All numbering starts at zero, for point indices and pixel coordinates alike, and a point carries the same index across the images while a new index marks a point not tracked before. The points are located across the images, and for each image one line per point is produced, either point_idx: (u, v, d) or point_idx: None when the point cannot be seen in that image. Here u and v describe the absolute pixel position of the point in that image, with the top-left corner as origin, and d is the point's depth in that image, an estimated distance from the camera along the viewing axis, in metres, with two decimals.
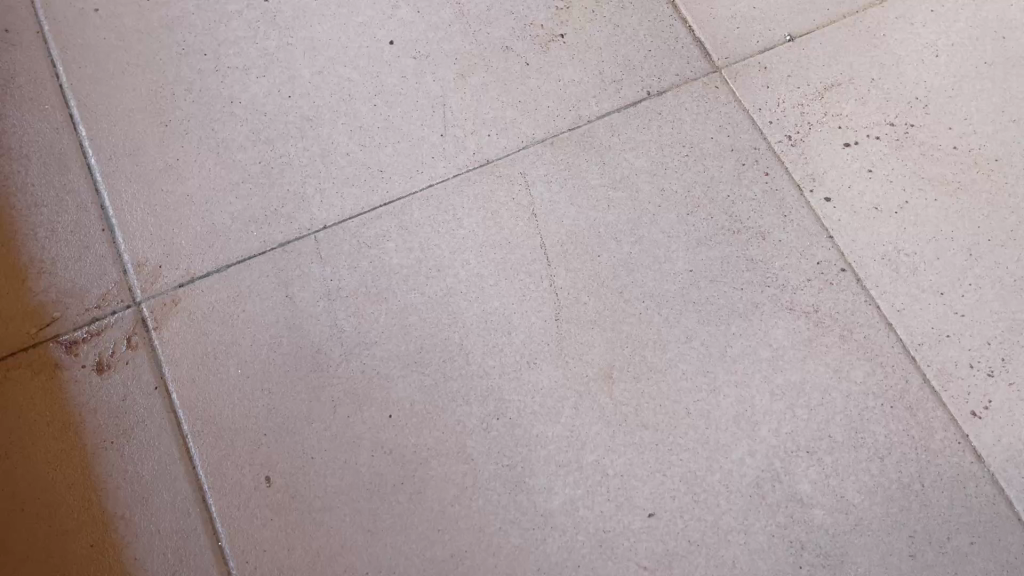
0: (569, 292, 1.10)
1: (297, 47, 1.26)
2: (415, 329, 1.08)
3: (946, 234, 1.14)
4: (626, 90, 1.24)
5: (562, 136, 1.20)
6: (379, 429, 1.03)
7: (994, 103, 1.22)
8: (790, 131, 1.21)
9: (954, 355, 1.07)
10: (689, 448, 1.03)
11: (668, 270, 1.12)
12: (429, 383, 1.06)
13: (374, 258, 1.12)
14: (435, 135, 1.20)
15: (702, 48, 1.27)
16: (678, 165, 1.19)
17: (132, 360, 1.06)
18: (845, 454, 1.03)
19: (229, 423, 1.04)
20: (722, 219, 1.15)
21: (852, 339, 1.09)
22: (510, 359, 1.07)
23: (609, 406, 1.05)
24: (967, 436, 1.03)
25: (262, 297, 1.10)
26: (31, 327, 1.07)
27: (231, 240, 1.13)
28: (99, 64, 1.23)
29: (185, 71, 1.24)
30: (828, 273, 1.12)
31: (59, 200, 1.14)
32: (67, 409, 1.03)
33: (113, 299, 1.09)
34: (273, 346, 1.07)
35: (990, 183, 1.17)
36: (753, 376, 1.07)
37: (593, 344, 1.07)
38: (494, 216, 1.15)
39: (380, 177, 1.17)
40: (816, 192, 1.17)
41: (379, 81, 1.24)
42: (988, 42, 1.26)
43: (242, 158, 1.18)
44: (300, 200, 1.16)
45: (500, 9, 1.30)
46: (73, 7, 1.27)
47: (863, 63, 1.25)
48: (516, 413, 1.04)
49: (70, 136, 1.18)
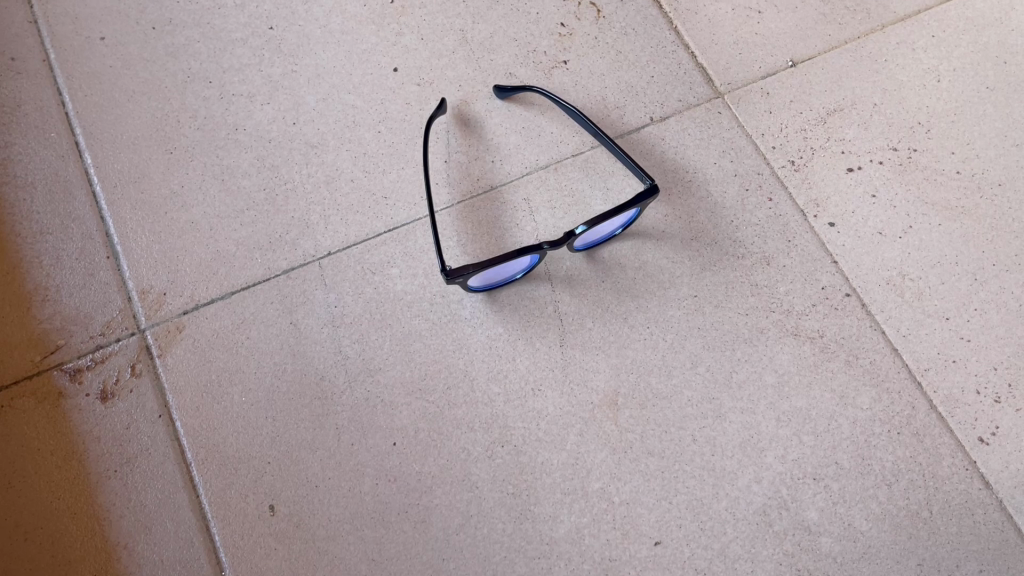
0: (573, 318, 1.10)
1: (302, 74, 1.27)
2: (420, 355, 1.08)
3: (951, 258, 1.14)
4: (629, 116, 1.24)
5: (566, 162, 1.21)
6: (383, 457, 1.03)
7: (997, 128, 1.22)
8: (792, 156, 1.21)
9: (961, 381, 1.07)
10: (695, 474, 1.02)
11: (673, 295, 1.12)
12: (433, 411, 1.05)
13: (379, 284, 1.12)
14: (439, 161, 1.20)
15: (704, 74, 1.28)
16: (681, 190, 1.19)
17: (136, 388, 1.06)
18: (853, 481, 1.02)
19: (232, 451, 1.03)
20: (727, 244, 1.15)
21: (858, 365, 1.08)
22: (515, 386, 1.07)
23: (614, 433, 1.04)
24: (975, 462, 1.03)
25: (266, 323, 1.10)
26: (36, 355, 1.07)
27: (236, 267, 1.13)
28: (105, 92, 1.24)
29: (190, 99, 1.24)
30: (833, 298, 1.12)
31: (65, 228, 1.15)
32: (70, 437, 1.03)
33: (118, 326, 1.09)
34: (277, 373, 1.07)
35: (994, 207, 1.17)
36: (759, 402, 1.06)
37: (598, 370, 1.07)
38: (497, 242, 1.15)
39: (384, 204, 1.17)
40: (820, 217, 1.17)
41: (383, 108, 1.24)
42: (990, 67, 1.27)
43: (247, 184, 1.18)
44: (305, 226, 1.16)
45: (503, 35, 1.30)
46: (78, 35, 1.28)
47: (865, 88, 1.26)
48: (521, 440, 1.04)
49: (76, 164, 1.19)
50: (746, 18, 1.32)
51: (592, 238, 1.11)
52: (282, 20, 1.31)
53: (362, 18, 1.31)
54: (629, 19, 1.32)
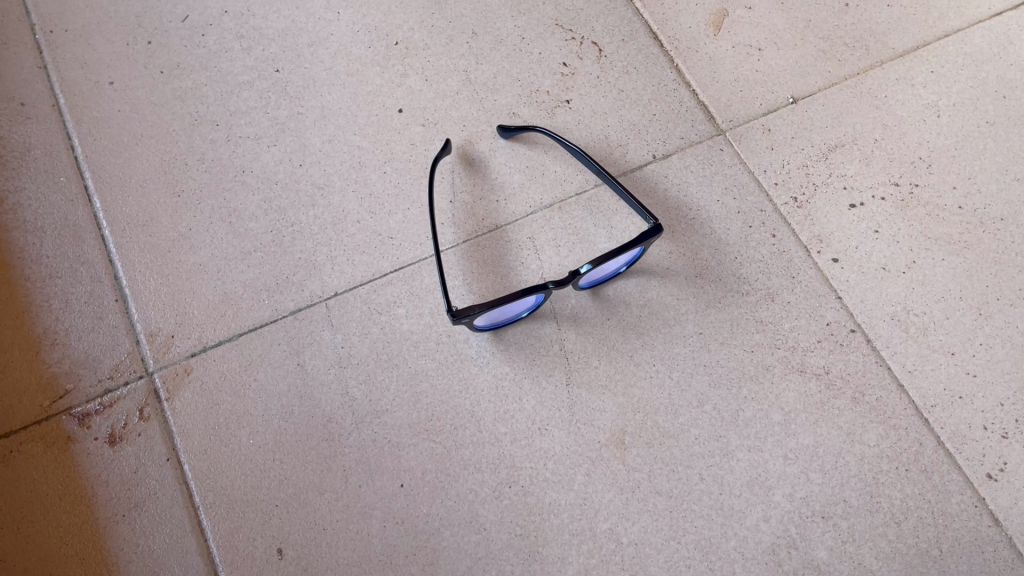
0: (579, 356, 1.10)
1: (308, 116, 1.28)
2: (426, 396, 1.09)
3: (955, 294, 1.14)
4: (632, 154, 1.25)
5: (570, 200, 1.21)
6: (391, 498, 1.03)
7: (998, 162, 1.23)
8: (795, 193, 1.22)
9: (968, 417, 1.07)
10: (703, 514, 1.02)
11: (678, 333, 1.12)
12: (440, 452, 1.05)
13: (385, 324, 1.13)
14: (444, 201, 1.21)
15: (706, 111, 1.29)
16: (685, 227, 1.19)
17: (144, 432, 1.06)
18: (862, 519, 1.02)
19: (240, 494, 1.03)
20: (731, 281, 1.15)
21: (864, 402, 1.08)
22: (521, 426, 1.07)
23: (622, 472, 1.04)
24: (983, 499, 1.03)
25: (273, 365, 1.10)
26: (44, 400, 1.07)
27: (243, 309, 1.14)
28: (114, 136, 1.25)
29: (198, 142, 1.26)
30: (838, 334, 1.12)
31: (74, 271, 1.16)
32: (79, 481, 1.03)
33: (126, 369, 1.09)
34: (285, 416, 1.08)
35: (997, 242, 1.17)
36: (766, 440, 1.06)
37: (605, 410, 1.07)
38: (503, 281, 1.15)
39: (390, 244, 1.18)
40: (823, 253, 1.18)
41: (389, 149, 1.25)
42: (989, 101, 1.28)
43: (254, 227, 1.20)
44: (312, 267, 1.17)
45: (506, 76, 1.32)
46: (88, 80, 1.29)
47: (865, 124, 1.27)
48: (528, 480, 1.04)
49: (85, 207, 1.20)
50: (746, 56, 1.33)
51: (597, 276, 1.12)
52: (288, 62, 1.33)
53: (366, 60, 1.33)
54: (630, 58, 1.34)
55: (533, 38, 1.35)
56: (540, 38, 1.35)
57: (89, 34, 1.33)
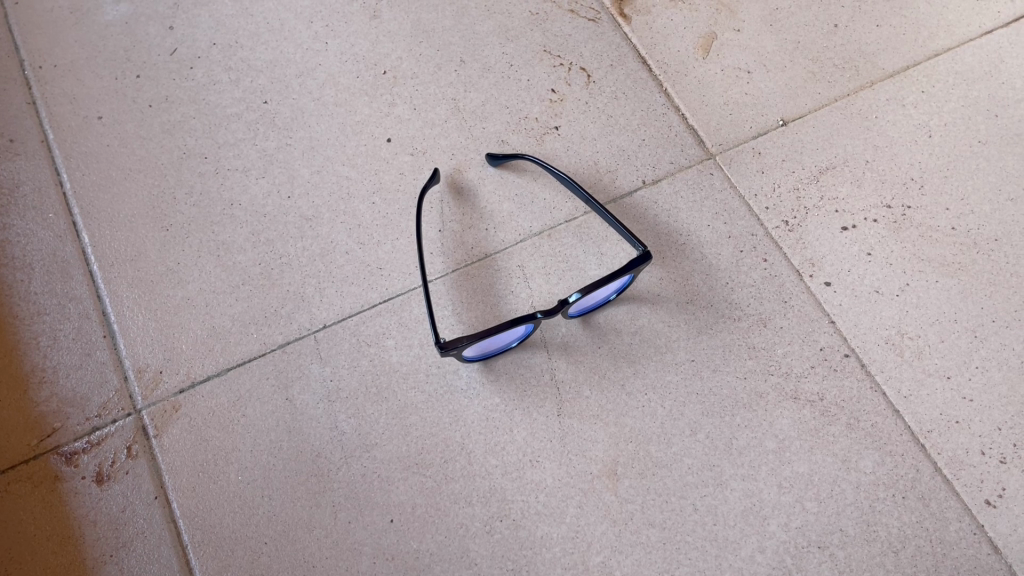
0: (570, 386, 1.09)
1: (296, 147, 1.28)
2: (416, 429, 1.07)
3: (950, 316, 1.13)
4: (621, 180, 1.25)
5: (559, 228, 1.21)
6: (381, 534, 1.02)
7: (991, 182, 1.22)
8: (786, 216, 1.21)
9: (965, 442, 1.05)
10: (697, 546, 1.01)
11: (670, 360, 1.11)
12: (430, 486, 1.04)
13: (374, 357, 1.12)
14: (433, 230, 1.20)
15: (695, 136, 1.29)
16: (675, 253, 1.18)
17: (132, 470, 1.05)
18: (859, 549, 1.00)
19: (228, 532, 1.02)
20: (723, 307, 1.14)
21: (859, 428, 1.07)
22: (512, 458, 1.05)
23: (614, 504, 1.03)
24: (983, 526, 1.01)
25: (262, 401, 1.09)
26: (33, 439, 1.06)
27: (232, 343, 1.13)
28: (103, 171, 1.25)
29: (186, 175, 1.26)
30: (832, 359, 1.11)
31: (63, 308, 1.15)
32: (66, 521, 1.02)
33: (114, 407, 1.09)
34: (273, 451, 1.07)
35: (992, 262, 1.16)
36: (761, 469, 1.05)
37: (596, 440, 1.06)
38: (492, 310, 1.14)
39: (379, 275, 1.18)
40: (815, 277, 1.16)
41: (377, 179, 1.25)
42: (980, 120, 1.27)
43: (242, 260, 1.19)
44: (300, 300, 1.16)
45: (495, 103, 1.31)
46: (77, 115, 1.30)
47: (856, 146, 1.26)
48: (519, 514, 1.03)
49: (73, 243, 1.20)
50: (735, 79, 1.33)
51: (586, 304, 1.11)
52: (276, 93, 1.33)
53: (355, 90, 1.33)
54: (619, 83, 1.34)
55: (521, 65, 1.35)
56: (528, 65, 1.35)
57: (78, 69, 1.34)
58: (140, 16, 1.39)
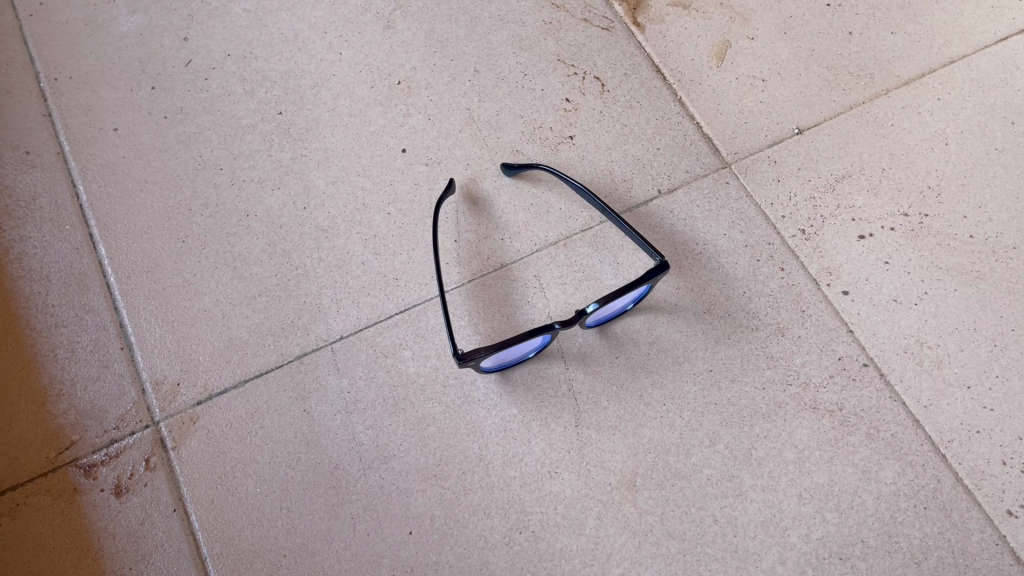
0: (588, 397, 1.09)
1: (312, 158, 1.28)
2: (434, 440, 1.07)
3: (969, 325, 1.13)
4: (637, 190, 1.25)
5: (575, 238, 1.20)
6: (400, 546, 1.02)
7: (1008, 190, 1.21)
8: (803, 225, 1.21)
9: (986, 452, 1.05)
10: (718, 557, 1.00)
11: (688, 370, 1.11)
12: (449, 497, 1.04)
13: (391, 367, 1.12)
14: (449, 240, 1.20)
15: (711, 144, 1.28)
16: (692, 263, 1.18)
17: (151, 482, 1.05)
18: (880, 560, 1.00)
19: (247, 545, 1.02)
20: (740, 316, 1.14)
21: (879, 438, 1.06)
22: (531, 469, 1.05)
23: (633, 515, 1.02)
24: (1005, 537, 1.00)
25: (280, 412, 1.09)
26: (51, 451, 1.06)
27: (249, 354, 1.13)
28: (119, 183, 1.26)
29: (202, 186, 1.26)
30: (850, 368, 1.11)
31: (80, 320, 1.15)
32: (85, 534, 1.02)
33: (132, 419, 1.09)
34: (291, 463, 1.07)
35: (1010, 270, 1.16)
36: (780, 480, 1.04)
37: (615, 451, 1.06)
38: (509, 320, 1.14)
39: (395, 285, 1.18)
40: (833, 286, 1.16)
41: (393, 189, 1.25)
42: (998, 128, 1.27)
43: (258, 271, 1.19)
44: (317, 311, 1.16)
45: (510, 113, 1.31)
46: (93, 127, 1.30)
47: (872, 154, 1.26)
48: (539, 525, 1.02)
49: (90, 255, 1.20)
50: (750, 87, 1.33)
51: (603, 314, 1.10)
52: (291, 104, 1.33)
53: (369, 100, 1.33)
54: (633, 92, 1.34)
55: (535, 74, 1.35)
56: (542, 74, 1.35)
57: (92, 81, 1.34)
58: (154, 28, 1.40)
